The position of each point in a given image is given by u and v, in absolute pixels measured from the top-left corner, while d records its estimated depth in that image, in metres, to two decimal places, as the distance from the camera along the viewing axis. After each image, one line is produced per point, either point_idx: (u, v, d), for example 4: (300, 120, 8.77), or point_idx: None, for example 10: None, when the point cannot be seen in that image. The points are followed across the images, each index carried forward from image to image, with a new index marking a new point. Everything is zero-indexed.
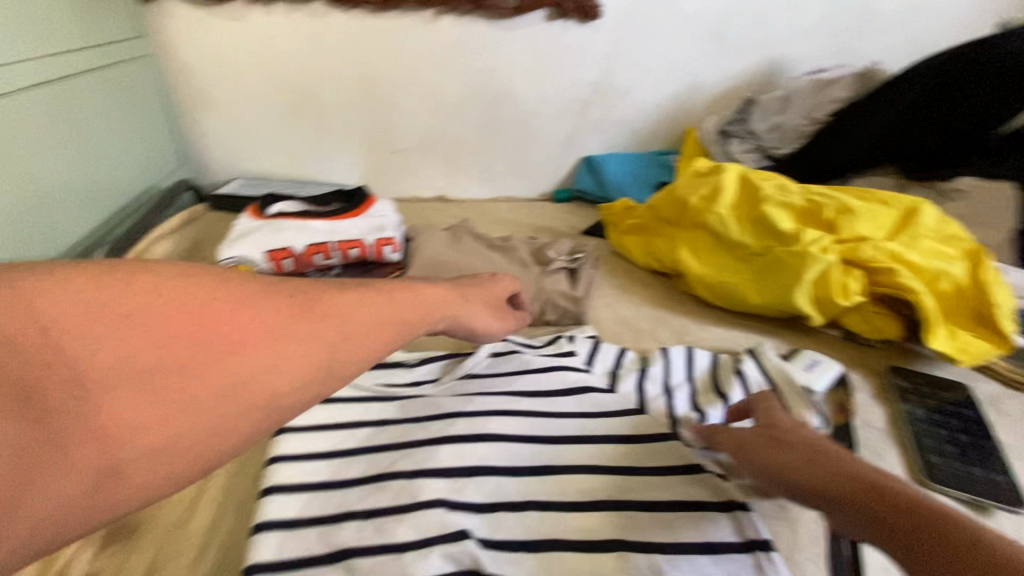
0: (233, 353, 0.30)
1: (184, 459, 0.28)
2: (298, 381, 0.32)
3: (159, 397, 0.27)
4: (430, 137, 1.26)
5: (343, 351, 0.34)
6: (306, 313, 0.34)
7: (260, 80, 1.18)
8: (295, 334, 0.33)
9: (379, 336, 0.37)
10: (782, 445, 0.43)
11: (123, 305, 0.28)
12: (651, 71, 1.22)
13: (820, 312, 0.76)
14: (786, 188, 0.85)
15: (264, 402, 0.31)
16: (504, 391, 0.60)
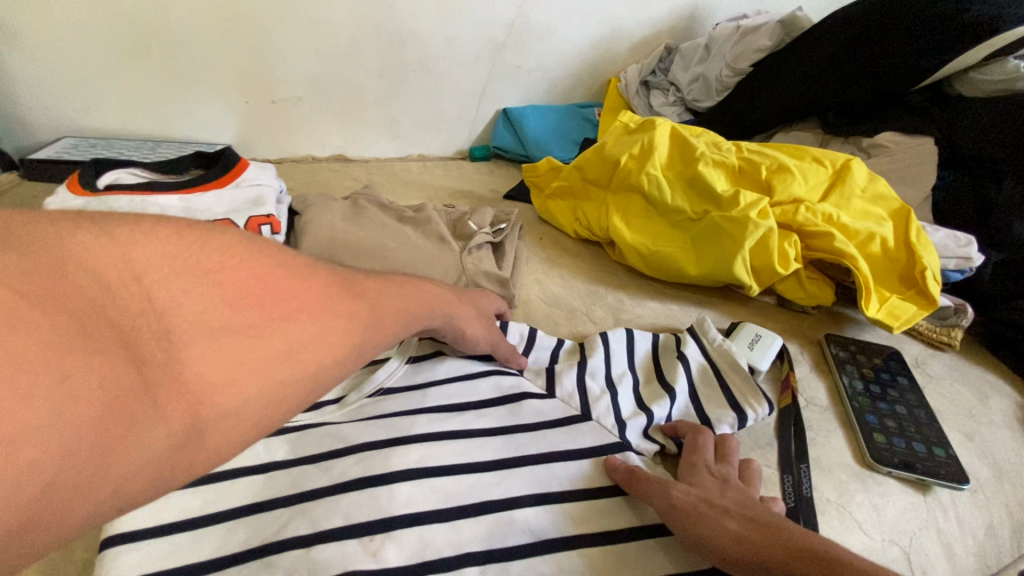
0: (291, 320, 0.33)
1: (235, 430, 0.31)
2: (338, 354, 0.36)
3: (217, 371, 0.30)
4: (320, 85, 1.06)
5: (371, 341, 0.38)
6: (354, 292, 0.38)
7: (78, 10, 0.89)
8: (337, 310, 0.36)
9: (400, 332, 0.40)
10: (720, 510, 0.40)
11: (208, 266, 0.31)
12: (572, 11, 1.10)
13: (756, 281, 0.72)
14: (719, 145, 0.79)
15: (312, 372, 0.34)
16: (423, 408, 0.49)
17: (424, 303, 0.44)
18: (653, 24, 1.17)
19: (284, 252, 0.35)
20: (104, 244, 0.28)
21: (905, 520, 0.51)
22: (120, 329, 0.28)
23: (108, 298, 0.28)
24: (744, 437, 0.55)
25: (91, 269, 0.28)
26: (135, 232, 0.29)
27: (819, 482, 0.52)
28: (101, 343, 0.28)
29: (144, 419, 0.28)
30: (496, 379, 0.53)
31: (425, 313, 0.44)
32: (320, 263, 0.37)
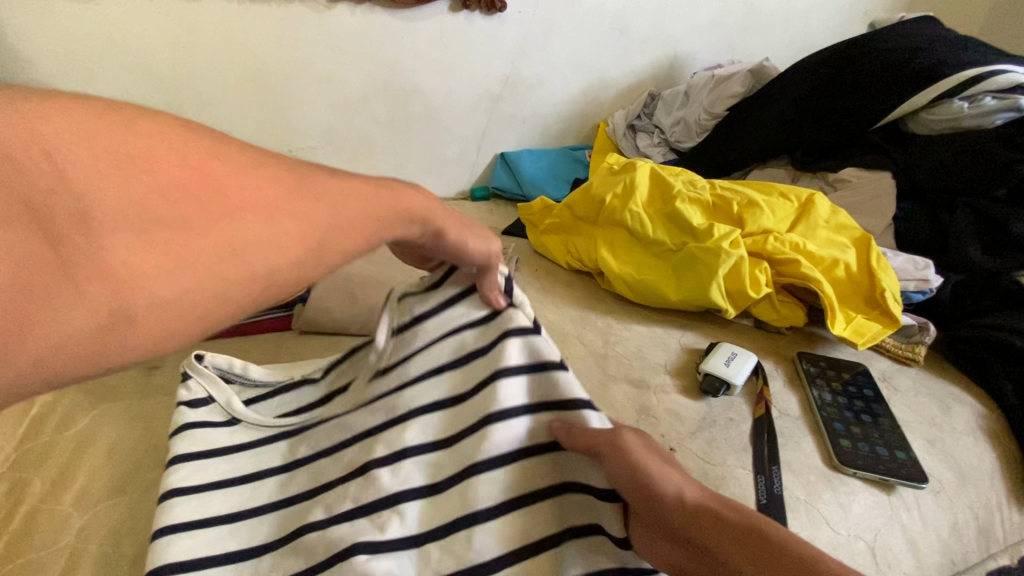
0: (227, 217, 0.31)
1: (167, 319, 0.29)
2: (284, 258, 0.33)
3: (141, 256, 0.28)
4: (334, 137, 1.17)
5: (325, 241, 0.35)
6: (301, 195, 0.34)
7: (121, 75, 1.00)
8: (277, 212, 0.33)
9: (359, 233, 0.36)
10: (650, 460, 0.41)
11: (134, 152, 0.30)
12: (561, 64, 1.21)
13: (733, 304, 0.78)
14: (695, 184, 0.87)
15: (256, 276, 0.32)
16: (416, 383, 0.47)
17: (398, 210, 0.40)
18: (637, 73, 1.28)
19: (225, 146, 0.33)
20: (11, 118, 0.28)
21: (870, 518, 0.56)
22: (47, 211, 0.27)
23: (18, 177, 0.27)
24: (721, 445, 0.61)
25: (36, 156, 0.27)
26: (82, 121, 0.29)
27: (790, 483, 0.57)
28: (10, 217, 0.26)
29: (63, 296, 0.26)
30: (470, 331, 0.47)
31: (392, 219, 0.39)
32: (269, 163, 0.35)
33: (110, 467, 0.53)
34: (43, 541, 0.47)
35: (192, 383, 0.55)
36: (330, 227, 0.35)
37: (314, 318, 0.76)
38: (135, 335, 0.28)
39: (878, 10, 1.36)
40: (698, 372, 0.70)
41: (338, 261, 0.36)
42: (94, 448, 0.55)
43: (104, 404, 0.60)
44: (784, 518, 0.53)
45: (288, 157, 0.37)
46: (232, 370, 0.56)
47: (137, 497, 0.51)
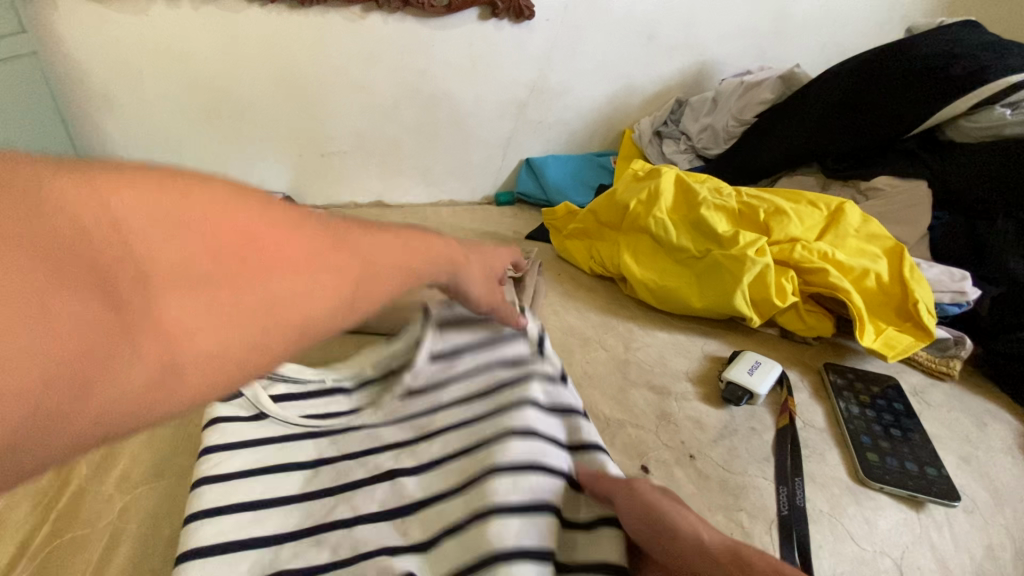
0: (265, 263, 0.27)
1: (215, 378, 0.26)
2: (331, 306, 0.29)
3: (193, 316, 0.25)
4: (364, 142, 1.20)
5: (371, 290, 0.32)
6: (335, 248, 0.31)
7: (166, 83, 1.05)
8: (315, 263, 0.29)
9: (399, 281, 0.34)
10: (677, 507, 0.45)
11: (182, 204, 0.26)
12: (588, 71, 1.22)
13: (758, 313, 0.77)
14: (721, 191, 0.87)
15: (303, 327, 0.28)
16: (450, 420, 0.54)
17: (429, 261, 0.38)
18: (664, 80, 1.28)
19: None
20: (59, 174, 0.24)
21: (897, 535, 0.54)
22: (95, 262, 0.23)
23: (66, 228, 0.23)
24: (743, 454, 0.60)
25: (66, 209, 0.23)
26: (92, 172, 0.25)
27: (813, 496, 0.56)
28: (60, 272, 0.22)
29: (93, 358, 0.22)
30: (501, 369, 0.55)
31: (431, 266, 0.37)
32: (284, 199, 0.31)
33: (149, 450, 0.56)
34: (83, 522, 0.49)
35: None
36: (376, 276, 0.32)
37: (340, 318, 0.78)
38: (179, 394, 0.25)
39: (916, 16, 1.33)
40: (721, 380, 0.70)
41: (373, 309, 0.33)
42: None
43: None
44: (807, 530, 0.53)
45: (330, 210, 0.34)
46: None
47: (174, 480, 0.53)
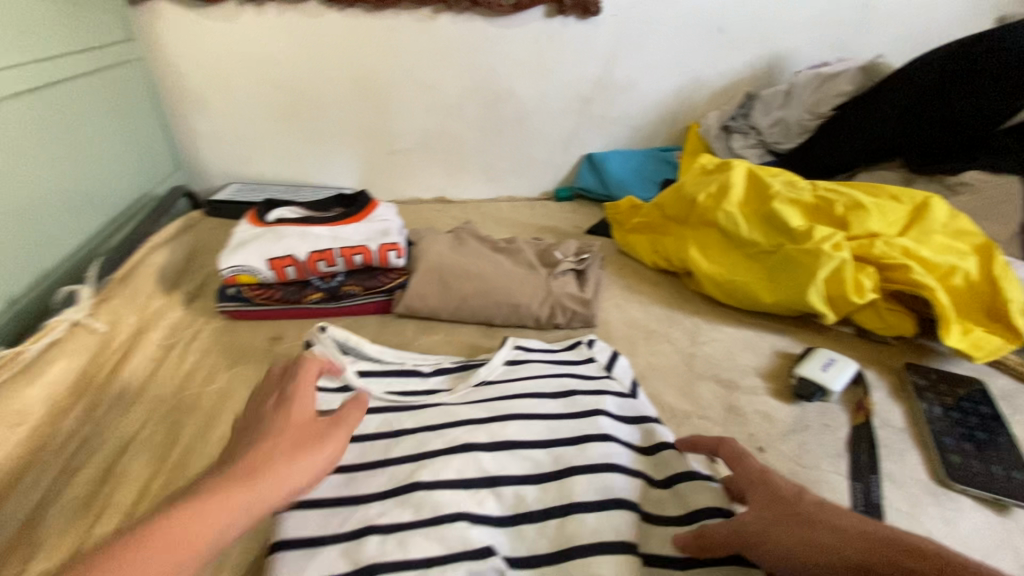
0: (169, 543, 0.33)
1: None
2: (225, 519, 0.35)
3: (106, 575, 0.31)
4: (430, 139, 1.24)
5: (263, 475, 0.38)
6: (230, 477, 0.38)
7: (254, 85, 1.14)
8: (208, 506, 0.35)
9: (291, 454, 0.41)
10: (812, 526, 0.39)
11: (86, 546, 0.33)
12: (653, 65, 1.21)
13: (833, 310, 0.75)
14: (795, 184, 0.84)
15: (208, 539, 0.34)
16: (522, 399, 0.60)
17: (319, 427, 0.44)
18: (731, 74, 1.26)
19: None
20: None
21: (980, 538, 0.51)
22: None
23: None
24: (816, 449, 0.59)
25: None
26: None
27: (890, 495, 0.54)
28: None
29: None
30: (572, 380, 0.65)
31: (322, 434, 0.43)
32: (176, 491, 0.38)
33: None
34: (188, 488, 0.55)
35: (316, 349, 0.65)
36: (262, 465, 0.39)
37: (411, 305, 0.81)
38: None
39: (1016, 2, 1.23)
40: (792, 375, 0.68)
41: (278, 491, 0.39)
42: (231, 400, 0.64)
43: (238, 366, 0.70)
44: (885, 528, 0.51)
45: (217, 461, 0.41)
46: (349, 343, 0.66)
47: None
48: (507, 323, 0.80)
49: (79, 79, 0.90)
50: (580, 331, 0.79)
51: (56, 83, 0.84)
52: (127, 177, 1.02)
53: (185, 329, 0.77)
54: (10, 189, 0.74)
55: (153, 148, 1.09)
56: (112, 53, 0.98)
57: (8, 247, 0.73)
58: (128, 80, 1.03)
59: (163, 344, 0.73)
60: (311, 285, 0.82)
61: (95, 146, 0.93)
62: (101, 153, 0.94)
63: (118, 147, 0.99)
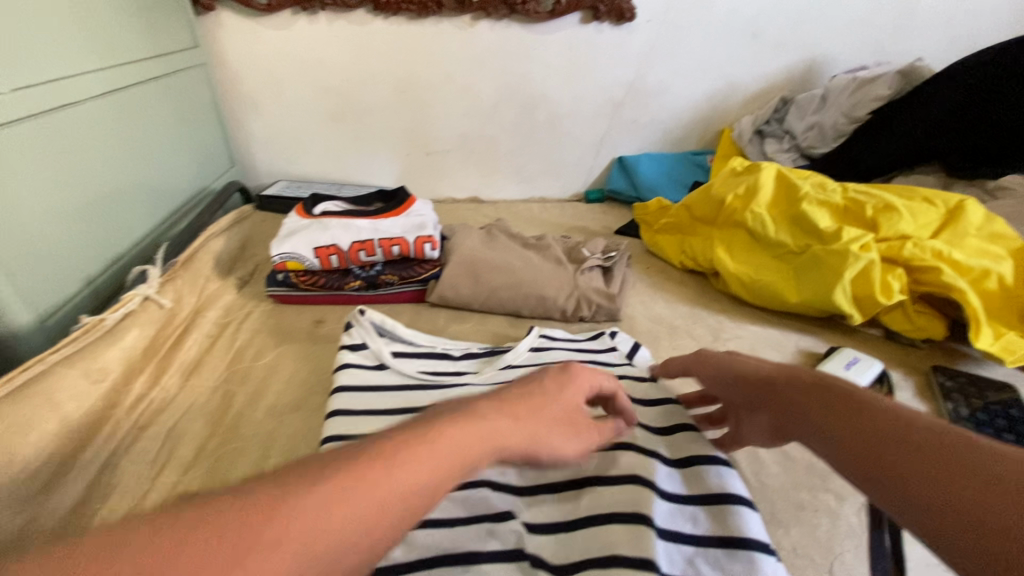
0: (414, 459, 0.30)
1: (369, 529, 0.27)
2: (445, 471, 0.31)
3: (338, 492, 0.27)
4: (466, 141, 1.29)
5: (482, 435, 0.34)
6: (469, 423, 0.34)
7: (305, 87, 1.21)
8: (428, 457, 0.30)
9: (512, 421, 0.37)
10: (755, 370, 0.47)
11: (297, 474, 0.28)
12: (686, 70, 1.23)
13: (859, 311, 0.75)
14: (825, 186, 0.85)
15: (430, 485, 0.30)
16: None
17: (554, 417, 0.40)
18: (765, 80, 1.26)
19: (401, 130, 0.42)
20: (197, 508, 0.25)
21: None
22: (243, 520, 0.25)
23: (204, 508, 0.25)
24: None
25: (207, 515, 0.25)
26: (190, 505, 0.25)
27: None
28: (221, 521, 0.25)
29: (298, 525, 0.26)
30: (594, 366, 0.68)
31: (559, 426, 0.39)
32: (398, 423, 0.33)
33: (292, 388, 0.68)
34: (240, 447, 0.59)
35: (354, 331, 0.69)
36: (487, 425, 0.35)
37: (444, 295, 0.85)
38: (347, 542, 0.27)
39: None
40: (815, 373, 0.69)
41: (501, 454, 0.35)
42: (278, 373, 0.70)
43: (285, 344, 0.76)
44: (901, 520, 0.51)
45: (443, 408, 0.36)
46: (383, 327, 0.70)
47: (308, 412, 0.64)
48: (533, 314, 0.83)
49: (152, 81, 0.98)
50: (604, 324, 0.82)
51: (134, 84, 0.92)
52: (191, 171, 1.10)
53: (238, 310, 0.84)
54: (91, 180, 0.81)
55: (213, 146, 1.18)
56: (183, 58, 1.06)
57: (89, 231, 0.81)
58: (196, 84, 1.12)
59: (219, 322, 0.80)
60: (352, 273, 0.87)
61: (165, 142, 1.01)
62: (170, 150, 1.03)
63: (185, 144, 1.08)
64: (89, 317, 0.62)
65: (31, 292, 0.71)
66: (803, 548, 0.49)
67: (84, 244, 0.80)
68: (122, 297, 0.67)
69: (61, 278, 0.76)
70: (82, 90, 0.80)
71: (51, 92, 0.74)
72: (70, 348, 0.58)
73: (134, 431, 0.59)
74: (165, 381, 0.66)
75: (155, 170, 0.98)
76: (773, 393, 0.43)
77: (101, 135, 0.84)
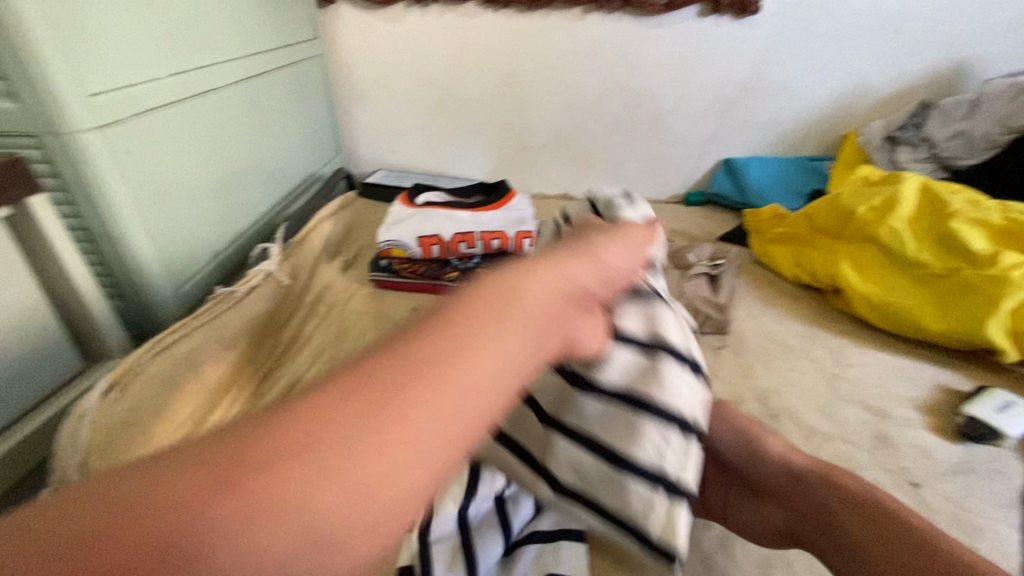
0: (387, 432, 0.18)
1: (306, 547, 0.17)
2: (446, 448, 0.19)
3: (235, 475, 0.17)
4: (564, 136, 1.27)
5: (488, 386, 0.21)
6: (399, 342, 0.21)
7: (412, 80, 1.24)
8: (322, 407, 0.18)
9: (529, 349, 0.23)
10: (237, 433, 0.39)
11: (233, 459, 0.17)
12: (811, 68, 1.14)
13: (1015, 347, 0.67)
14: (979, 205, 0.76)
15: (408, 465, 0.18)
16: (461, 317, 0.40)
17: (492, 324, 0.22)
18: (902, 80, 1.14)
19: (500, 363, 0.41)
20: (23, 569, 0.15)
21: None
22: None
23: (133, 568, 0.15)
24: (982, 498, 0.54)
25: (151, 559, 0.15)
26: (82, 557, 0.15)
27: None
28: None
29: (248, 519, 0.16)
30: None
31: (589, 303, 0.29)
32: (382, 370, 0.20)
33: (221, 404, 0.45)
34: None
35: None
36: (479, 368, 0.21)
37: None
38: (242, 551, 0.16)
39: None
40: (957, 415, 0.63)
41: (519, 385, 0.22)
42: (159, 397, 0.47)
43: (386, 329, 0.78)
44: None
45: (398, 340, 0.21)
46: None
47: None
48: None
49: (277, 69, 1.03)
50: (709, 336, 0.77)
51: (263, 72, 0.98)
52: (304, 157, 1.16)
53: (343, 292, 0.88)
54: (221, 161, 0.87)
55: (324, 133, 1.23)
56: (305, 49, 1.12)
57: (217, 208, 0.87)
58: (314, 75, 1.17)
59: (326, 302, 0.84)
60: (450, 264, 0.88)
61: (285, 129, 1.07)
62: (288, 135, 1.08)
63: (301, 132, 1.14)
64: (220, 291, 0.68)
65: (170, 261, 0.78)
66: None
67: (211, 221, 0.86)
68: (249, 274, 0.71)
69: (193, 251, 0.82)
70: (223, 77, 0.86)
71: (197, 80, 0.80)
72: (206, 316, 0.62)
73: (255, 400, 0.63)
74: (280, 354, 0.70)
75: (275, 154, 1.04)
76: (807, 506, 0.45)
77: (233, 119, 0.90)
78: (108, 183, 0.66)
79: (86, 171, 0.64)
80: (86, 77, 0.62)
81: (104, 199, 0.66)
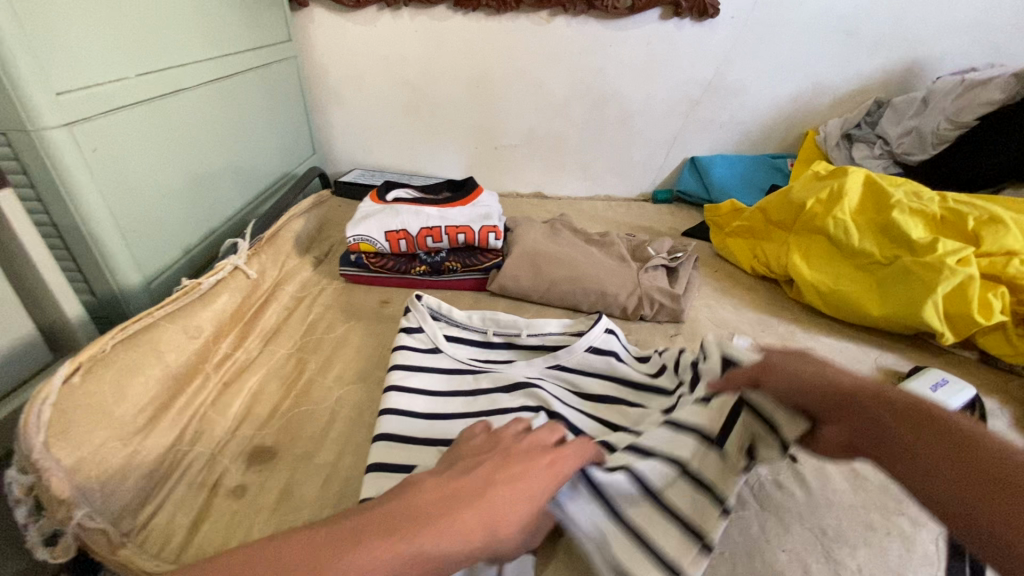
0: (456, 517, 0.33)
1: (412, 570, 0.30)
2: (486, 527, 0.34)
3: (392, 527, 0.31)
4: (535, 136, 1.30)
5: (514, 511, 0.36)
6: (490, 472, 0.37)
7: (385, 81, 1.27)
8: (437, 506, 0.33)
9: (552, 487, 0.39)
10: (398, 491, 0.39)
11: (391, 525, 0.32)
12: (770, 69, 1.18)
13: (952, 330, 0.69)
14: (920, 196, 0.79)
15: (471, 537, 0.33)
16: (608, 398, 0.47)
17: (521, 499, 0.36)
18: (857, 80, 1.19)
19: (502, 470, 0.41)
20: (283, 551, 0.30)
21: None
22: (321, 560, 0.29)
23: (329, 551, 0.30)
24: None
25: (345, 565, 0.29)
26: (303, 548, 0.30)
27: None
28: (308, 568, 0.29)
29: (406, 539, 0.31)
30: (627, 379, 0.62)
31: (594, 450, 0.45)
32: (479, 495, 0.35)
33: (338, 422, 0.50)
34: (311, 411, 0.63)
35: (411, 315, 0.70)
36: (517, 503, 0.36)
37: (505, 285, 0.85)
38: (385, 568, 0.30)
39: None
40: None
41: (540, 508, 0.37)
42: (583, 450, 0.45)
43: (353, 321, 0.80)
44: None
45: (480, 476, 0.37)
46: (441, 312, 0.70)
47: (372, 385, 0.67)
48: (593, 310, 0.83)
49: (250, 71, 1.05)
50: (665, 324, 0.80)
51: (235, 73, 1.00)
52: (278, 156, 1.17)
53: (313, 286, 0.90)
54: (192, 161, 0.89)
55: (299, 135, 1.25)
56: (279, 51, 1.14)
57: (189, 206, 0.89)
58: (288, 75, 1.19)
59: (296, 296, 0.86)
60: (418, 258, 0.90)
61: (258, 130, 1.09)
62: (260, 136, 1.10)
63: (276, 132, 1.16)
64: (189, 281, 0.67)
65: (140, 257, 0.79)
66: (869, 572, 0.46)
67: (182, 218, 0.87)
68: (216, 266, 0.73)
69: (165, 247, 0.84)
70: (193, 77, 0.88)
71: (167, 80, 0.82)
72: (171, 306, 0.64)
73: (220, 388, 0.65)
74: (247, 345, 0.72)
75: (248, 154, 1.05)
76: (853, 407, 0.37)
77: (204, 119, 0.92)
78: (77, 179, 0.67)
79: (55, 168, 0.65)
80: (54, 75, 0.64)
81: (71, 194, 0.68)
